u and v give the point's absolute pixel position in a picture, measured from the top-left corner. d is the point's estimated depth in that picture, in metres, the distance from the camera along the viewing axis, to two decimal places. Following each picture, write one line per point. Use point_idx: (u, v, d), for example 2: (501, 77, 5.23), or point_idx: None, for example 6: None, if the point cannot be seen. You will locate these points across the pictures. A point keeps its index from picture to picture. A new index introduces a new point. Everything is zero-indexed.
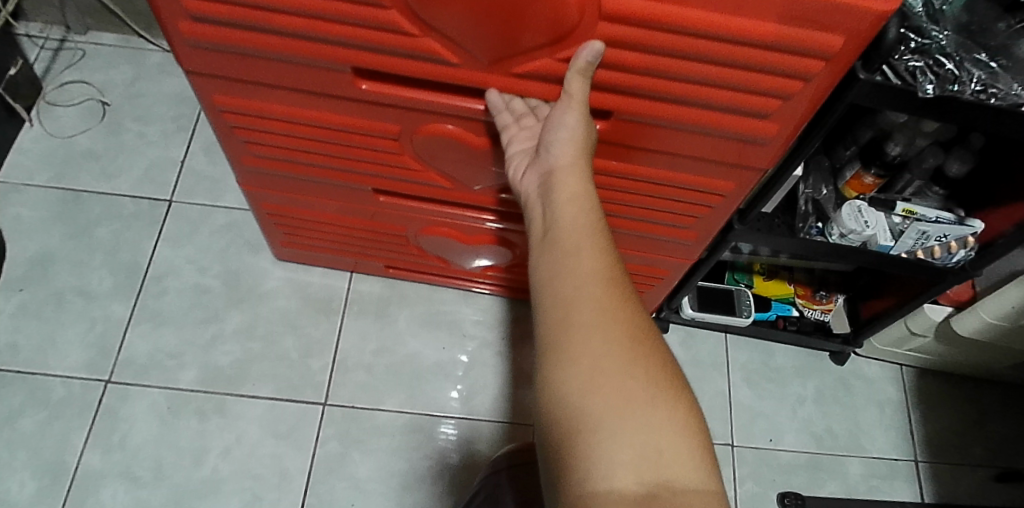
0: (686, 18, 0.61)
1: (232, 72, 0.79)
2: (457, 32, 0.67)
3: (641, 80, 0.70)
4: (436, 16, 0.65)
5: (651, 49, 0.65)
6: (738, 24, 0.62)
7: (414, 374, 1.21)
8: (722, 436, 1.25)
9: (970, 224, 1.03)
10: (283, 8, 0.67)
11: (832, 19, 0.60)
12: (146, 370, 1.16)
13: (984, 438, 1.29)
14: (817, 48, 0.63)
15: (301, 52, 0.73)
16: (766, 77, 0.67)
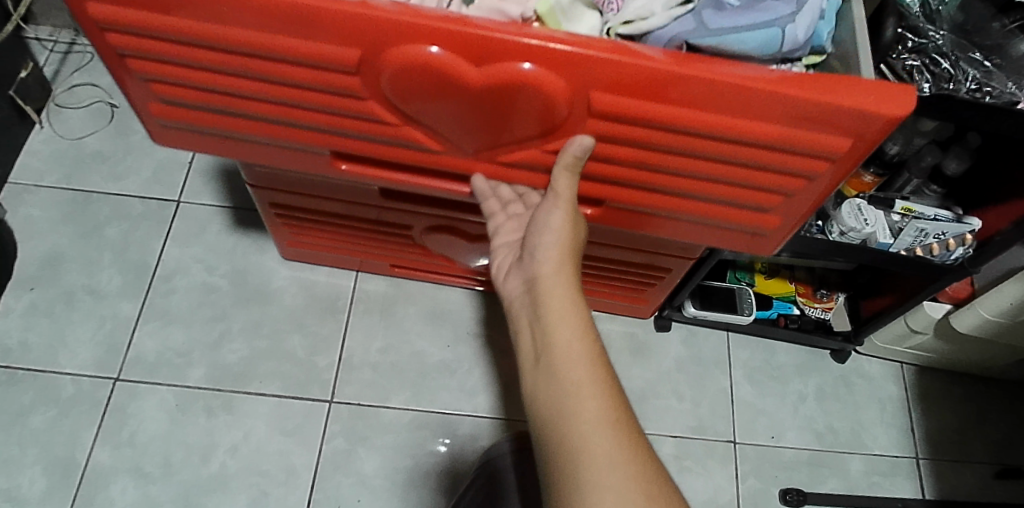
0: (677, 117, 0.65)
1: (213, 151, 0.85)
2: (441, 123, 0.72)
3: (629, 172, 0.75)
4: (420, 109, 0.70)
5: (648, 145, 0.70)
6: (739, 125, 0.65)
7: (419, 372, 1.22)
8: (725, 433, 1.26)
9: (969, 222, 1.05)
10: (268, 98, 0.72)
11: (842, 122, 0.63)
12: (155, 367, 1.18)
13: (984, 435, 1.31)
14: (824, 150, 0.66)
15: (284, 137, 0.79)
16: (764, 174, 0.71)
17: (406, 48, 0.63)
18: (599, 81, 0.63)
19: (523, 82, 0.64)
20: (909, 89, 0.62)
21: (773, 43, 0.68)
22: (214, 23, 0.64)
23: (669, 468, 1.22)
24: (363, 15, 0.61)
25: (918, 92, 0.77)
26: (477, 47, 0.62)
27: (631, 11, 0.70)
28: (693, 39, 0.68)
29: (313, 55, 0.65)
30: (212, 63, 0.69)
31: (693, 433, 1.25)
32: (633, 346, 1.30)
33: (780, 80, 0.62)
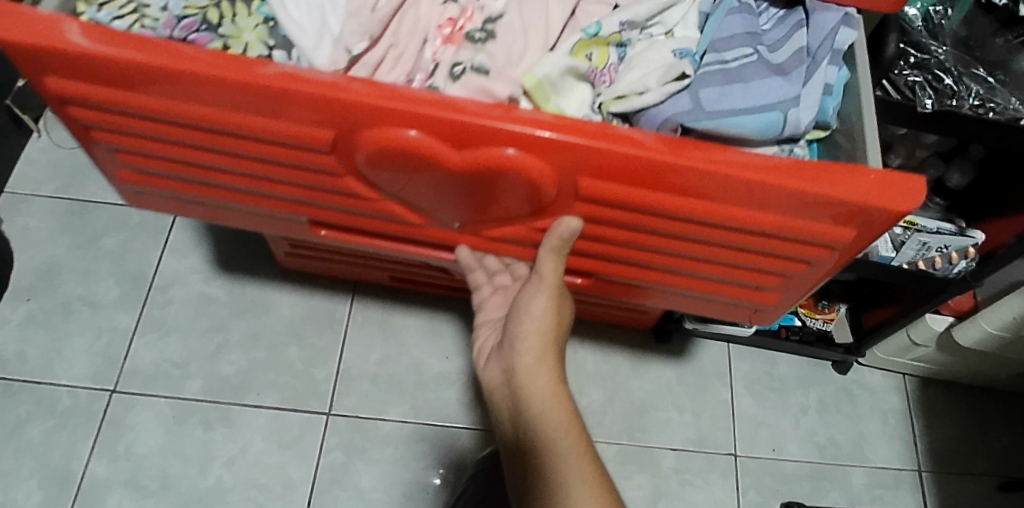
0: (669, 204, 0.65)
1: (187, 213, 0.86)
2: (427, 198, 0.72)
3: (619, 250, 0.75)
4: (405, 185, 0.70)
5: (638, 227, 0.70)
6: (734, 212, 0.65)
7: (417, 384, 1.21)
8: (726, 446, 1.25)
9: (971, 235, 1.03)
10: (249, 172, 0.73)
11: (846, 214, 0.63)
12: (152, 379, 1.17)
13: (987, 448, 1.30)
14: (825, 238, 0.66)
15: (262, 205, 0.79)
16: (758, 256, 0.72)
17: (385, 131, 0.62)
18: (583, 168, 0.63)
19: (505, 167, 0.63)
20: (919, 180, 0.61)
21: (775, 127, 0.69)
22: (190, 102, 0.64)
23: (669, 481, 1.21)
24: (339, 99, 0.60)
25: (920, 109, 0.76)
26: (456, 133, 0.61)
27: (624, 86, 0.71)
28: (689, 121, 0.68)
29: (294, 134, 0.65)
30: (192, 138, 0.69)
31: (694, 445, 1.24)
32: (634, 358, 1.29)
33: (773, 169, 0.61)
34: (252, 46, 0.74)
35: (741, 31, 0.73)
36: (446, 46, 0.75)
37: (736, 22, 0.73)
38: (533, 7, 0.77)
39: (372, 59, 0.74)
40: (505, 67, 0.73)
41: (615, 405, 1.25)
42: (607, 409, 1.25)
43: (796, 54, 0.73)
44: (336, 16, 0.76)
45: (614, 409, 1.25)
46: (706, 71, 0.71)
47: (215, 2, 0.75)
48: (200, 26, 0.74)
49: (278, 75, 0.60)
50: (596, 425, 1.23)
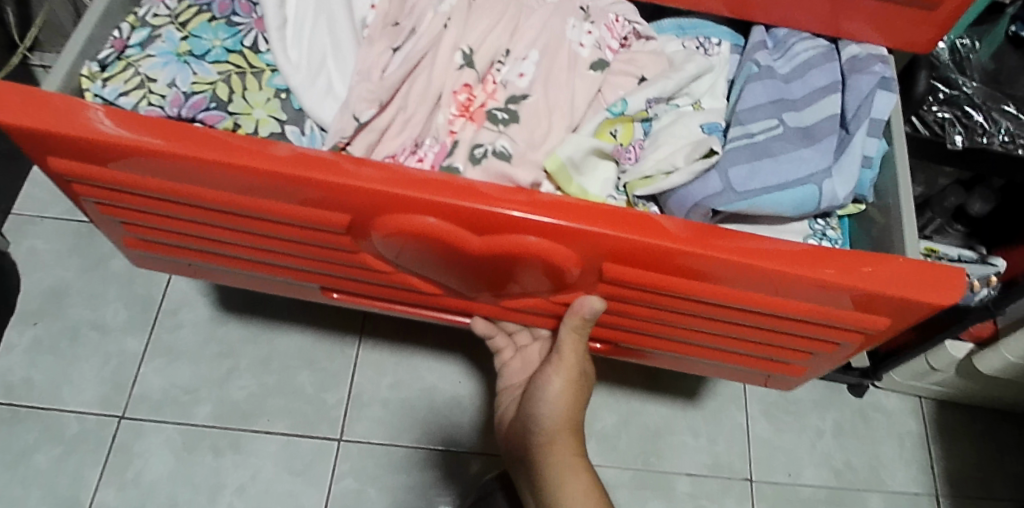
0: (697, 288, 0.63)
1: (190, 272, 0.86)
2: (446, 273, 0.71)
3: (639, 323, 0.74)
4: (423, 263, 0.69)
5: (662, 306, 0.69)
6: (762, 298, 0.63)
7: (430, 409, 1.20)
8: (742, 471, 1.23)
9: (993, 263, 1.02)
10: (259, 245, 0.72)
11: (880, 305, 0.61)
12: (161, 405, 1.15)
13: (1005, 472, 1.28)
14: (860, 323, 0.64)
15: (271, 271, 0.78)
16: (785, 335, 0.70)
17: (403, 216, 0.61)
18: (606, 254, 0.61)
19: (525, 251, 0.62)
20: (960, 271, 0.60)
21: (810, 201, 0.68)
22: (201, 184, 0.62)
23: None
24: (354, 185, 0.58)
25: (949, 146, 0.75)
26: (473, 221, 0.60)
27: (650, 166, 0.70)
28: (722, 204, 0.68)
29: (309, 214, 0.63)
30: (204, 214, 0.67)
31: (709, 470, 1.22)
32: (649, 379, 1.27)
33: (805, 257, 0.59)
34: (263, 122, 0.75)
35: (767, 100, 0.72)
36: (464, 120, 0.72)
37: (760, 91, 0.73)
38: (559, 85, 0.73)
39: (381, 124, 0.73)
40: (527, 150, 0.70)
41: (629, 429, 1.24)
42: (621, 433, 1.23)
43: (829, 121, 0.70)
44: (339, 72, 0.78)
45: (628, 433, 1.23)
46: (733, 147, 0.70)
47: (225, 77, 0.76)
48: (209, 104, 0.75)
49: (293, 157, 0.59)
50: (610, 450, 1.22)
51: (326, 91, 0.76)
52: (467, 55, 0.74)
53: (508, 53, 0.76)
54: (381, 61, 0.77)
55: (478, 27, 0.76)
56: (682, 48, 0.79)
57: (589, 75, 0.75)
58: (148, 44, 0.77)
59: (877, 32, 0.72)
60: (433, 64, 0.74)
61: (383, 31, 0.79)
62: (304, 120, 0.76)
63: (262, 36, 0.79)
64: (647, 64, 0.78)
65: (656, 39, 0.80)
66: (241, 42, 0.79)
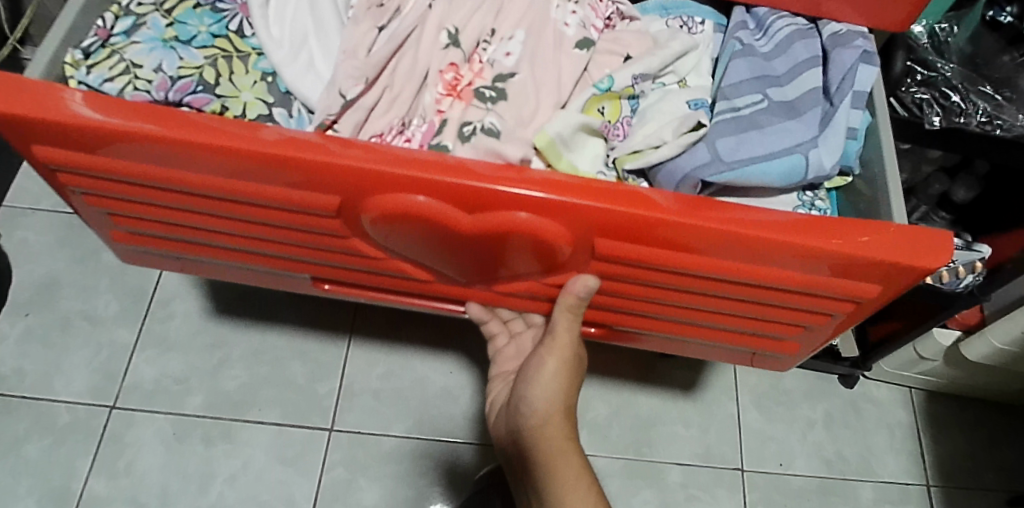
0: (686, 264, 0.64)
1: (179, 267, 0.86)
2: (438, 257, 0.71)
3: (630, 303, 0.75)
4: (415, 247, 0.70)
5: (653, 283, 0.69)
6: (751, 272, 0.64)
7: (421, 400, 1.20)
8: (733, 461, 1.23)
9: (979, 249, 1.00)
10: (250, 233, 0.73)
11: (868, 274, 0.62)
12: (152, 395, 1.16)
13: (996, 462, 1.28)
14: (851, 293, 0.65)
15: (263, 261, 0.79)
16: (776, 311, 0.71)
17: (395, 195, 0.62)
18: (595, 229, 0.62)
19: (516, 229, 0.63)
20: (945, 236, 0.60)
21: (796, 171, 0.69)
22: (191, 169, 0.63)
23: (676, 497, 1.20)
24: (345, 163, 0.59)
25: (927, 127, 0.76)
26: (464, 197, 0.61)
27: (638, 141, 0.72)
28: (711, 176, 0.69)
29: (301, 197, 0.64)
30: (195, 201, 0.68)
31: (701, 460, 1.23)
32: (640, 370, 1.28)
33: (791, 226, 0.60)
34: (251, 104, 0.77)
35: (750, 76, 0.74)
36: (452, 99, 0.73)
37: (743, 68, 0.74)
38: (545, 65, 0.74)
39: (367, 103, 0.74)
40: (515, 128, 0.70)
41: (621, 418, 1.24)
42: (613, 423, 1.24)
43: (811, 94, 0.72)
44: (326, 62, 0.79)
45: (620, 423, 1.24)
46: (721, 120, 0.72)
47: (212, 61, 0.78)
48: (197, 87, 0.76)
49: (283, 138, 0.60)
50: (602, 439, 1.22)
51: (313, 74, 0.78)
52: (452, 35, 0.75)
53: (493, 34, 0.76)
54: (366, 40, 0.77)
55: (462, 9, 0.77)
56: (666, 28, 0.80)
57: (575, 54, 0.75)
58: (133, 31, 0.78)
59: (855, 11, 0.73)
60: (419, 42, 0.76)
61: (369, 11, 0.79)
62: (292, 102, 0.79)
63: (247, 21, 0.82)
64: (631, 44, 0.78)
65: (640, 19, 0.82)
66: (227, 27, 0.81)
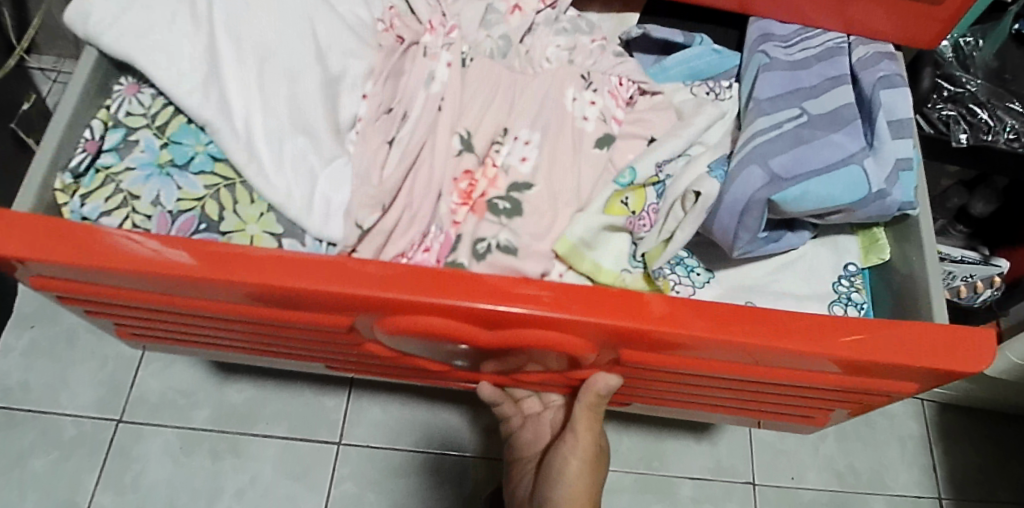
0: (712, 367, 0.59)
1: (185, 351, 0.82)
2: (465, 361, 0.64)
3: (655, 394, 0.69)
4: (429, 358, 0.63)
5: (679, 383, 0.64)
6: (782, 375, 0.59)
7: (430, 412, 1.14)
8: (743, 475, 1.19)
9: (997, 264, 0.99)
10: (252, 337, 0.66)
11: (914, 376, 0.56)
12: (159, 409, 1.11)
13: (1008, 474, 1.24)
14: (890, 391, 0.60)
15: (271, 353, 0.74)
16: (814, 402, 0.65)
17: (403, 318, 0.55)
18: (618, 341, 0.56)
19: (537, 343, 0.57)
20: (985, 333, 0.55)
21: (859, 182, 0.58)
22: (184, 294, 0.56)
23: None
24: (345, 292, 0.52)
25: (954, 144, 0.74)
26: (480, 318, 0.54)
27: (666, 231, 0.60)
28: (776, 194, 0.57)
29: (301, 316, 0.57)
30: (193, 318, 0.62)
31: (712, 474, 1.19)
32: None
33: (820, 329, 0.55)
34: (258, 240, 0.61)
35: (785, 91, 0.63)
36: (467, 213, 0.63)
37: (773, 80, 0.63)
38: (563, 171, 0.65)
39: (387, 227, 0.62)
40: (532, 242, 0.61)
41: (631, 432, 1.20)
42: (623, 438, 1.20)
43: (850, 107, 0.61)
44: (333, 186, 0.62)
45: (631, 436, 1.20)
46: (764, 140, 0.60)
47: (214, 191, 0.62)
48: (199, 224, 0.61)
49: (276, 262, 0.53)
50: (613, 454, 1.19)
51: (322, 203, 0.61)
52: (465, 139, 0.65)
53: (506, 133, 0.66)
54: (378, 160, 0.64)
55: (472, 107, 0.66)
56: (692, 97, 0.69)
57: (594, 155, 0.66)
58: (124, 152, 0.63)
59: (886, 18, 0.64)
60: (430, 154, 0.64)
61: (376, 123, 0.66)
62: (303, 232, 0.61)
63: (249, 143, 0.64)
64: (656, 124, 0.68)
65: (663, 92, 0.69)
66: None
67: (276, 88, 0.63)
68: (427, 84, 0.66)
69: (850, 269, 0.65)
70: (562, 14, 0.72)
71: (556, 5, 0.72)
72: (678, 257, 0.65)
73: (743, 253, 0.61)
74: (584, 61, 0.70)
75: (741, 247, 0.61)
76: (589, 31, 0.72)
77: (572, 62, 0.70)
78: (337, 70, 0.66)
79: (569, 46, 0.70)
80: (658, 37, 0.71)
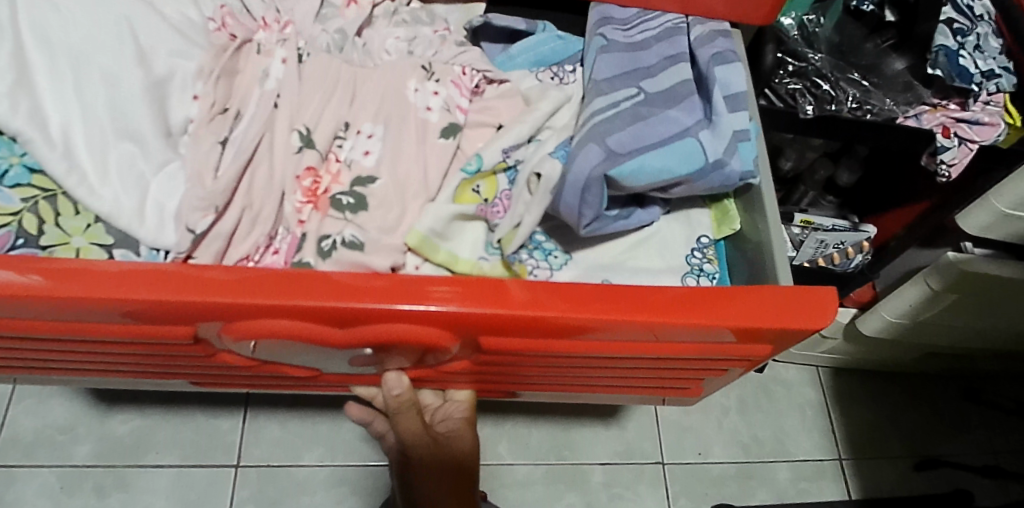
0: (573, 345, 0.59)
1: (38, 380, 0.76)
2: (326, 359, 0.61)
3: (532, 379, 0.69)
4: (290, 360, 0.61)
5: (545, 365, 0.64)
6: (645, 347, 0.60)
7: (333, 422, 1.07)
8: (652, 455, 1.13)
9: (865, 229, 0.98)
10: (99, 357, 0.63)
11: (767, 337, 0.58)
12: (35, 448, 1.00)
13: (904, 429, 1.19)
14: (749, 354, 0.61)
15: (128, 374, 0.70)
16: (682, 371, 0.66)
17: (256, 321, 0.53)
18: (480, 329, 0.56)
19: (395, 336, 0.56)
20: (830, 291, 0.57)
21: (694, 154, 0.60)
22: (18, 316, 0.53)
23: (600, 499, 1.09)
24: (184, 300, 0.50)
25: (801, 116, 0.77)
26: (330, 316, 0.53)
27: (515, 215, 0.62)
28: (613, 170, 0.58)
29: (143, 328, 0.55)
30: (33, 341, 0.58)
31: (623, 458, 1.12)
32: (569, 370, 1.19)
33: (675, 302, 0.56)
34: (86, 251, 0.60)
35: (623, 72, 0.65)
36: (311, 210, 0.63)
37: (612, 62, 0.65)
38: (408, 160, 0.65)
39: (225, 229, 0.61)
40: (382, 235, 0.61)
41: (540, 424, 1.12)
42: (533, 430, 1.12)
43: (685, 84, 0.64)
44: (165, 192, 0.63)
45: (540, 429, 1.12)
46: (603, 118, 0.61)
47: (33, 205, 0.60)
48: (16, 240, 0.58)
49: (109, 276, 0.50)
50: (522, 448, 1.11)
51: (155, 211, 0.61)
52: (305, 136, 0.65)
53: (348, 127, 0.66)
54: (212, 159, 0.63)
55: (312, 102, 0.66)
56: (538, 83, 0.70)
57: (440, 144, 0.66)
58: None
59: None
60: (270, 151, 0.64)
61: (210, 123, 0.65)
62: (137, 242, 0.61)
63: None
64: (502, 112, 0.69)
65: (510, 80, 0.70)
66: None
67: (94, 93, 0.63)
68: (262, 81, 0.67)
69: (703, 240, 0.68)
70: (403, 6, 0.75)
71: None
72: (538, 242, 0.66)
73: (590, 231, 0.62)
74: (423, 51, 0.71)
75: (587, 225, 0.61)
76: (430, 22, 0.74)
77: (411, 53, 0.71)
78: (164, 71, 0.66)
79: (409, 37, 0.72)
80: (501, 25, 0.72)
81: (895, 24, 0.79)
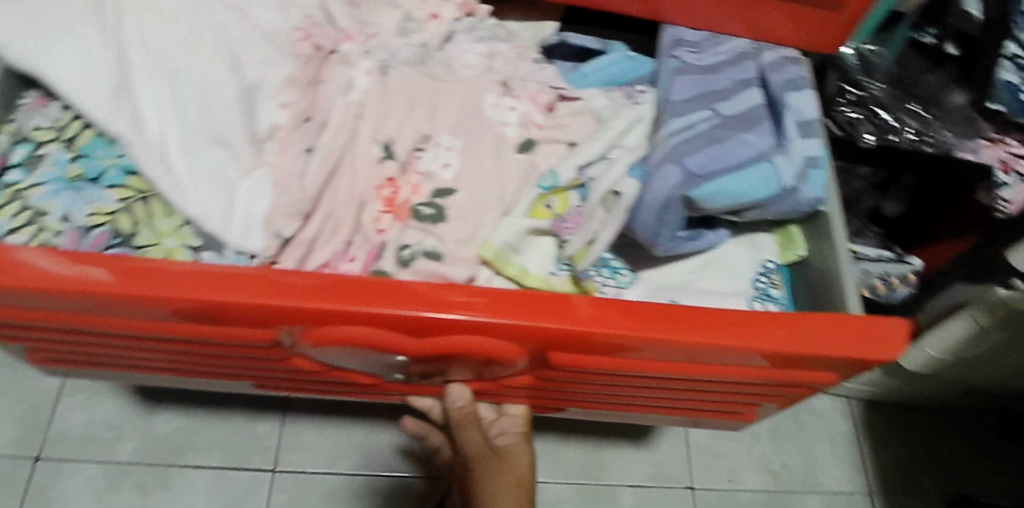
0: (640, 364, 0.60)
1: (105, 375, 0.78)
2: (395, 368, 0.62)
3: (591, 396, 0.70)
4: (359, 367, 0.62)
5: (608, 382, 0.64)
6: (711, 369, 0.60)
7: (367, 432, 1.07)
8: (684, 479, 1.13)
9: (910, 261, 0.96)
10: (175, 356, 0.64)
11: (833, 365, 0.58)
12: (82, 443, 1.02)
13: (938, 466, 1.17)
14: (811, 381, 0.61)
15: (198, 374, 0.72)
16: (741, 394, 0.66)
17: (335, 327, 0.54)
18: (552, 344, 0.57)
19: (467, 348, 0.57)
20: (898, 322, 0.57)
21: (768, 177, 0.61)
22: (108, 314, 0.55)
23: None
24: (270, 304, 0.51)
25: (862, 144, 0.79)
26: (407, 325, 0.54)
27: (588, 232, 0.63)
28: (692, 191, 0.60)
29: (225, 329, 0.56)
30: (117, 338, 0.60)
31: (654, 481, 1.12)
32: None
33: (746, 325, 0.56)
34: (175, 253, 0.62)
35: (699, 93, 0.66)
36: (390, 219, 0.64)
37: (688, 84, 0.67)
38: (484, 174, 0.66)
39: (309, 236, 0.63)
40: (459, 247, 0.63)
41: (570, 443, 1.12)
42: (563, 448, 1.12)
43: (759, 108, 0.65)
44: (251, 198, 0.64)
45: (572, 447, 1.12)
46: (681, 138, 0.63)
47: (128, 205, 0.64)
48: (111, 239, 0.62)
49: (200, 277, 0.52)
50: (554, 466, 1.11)
51: (242, 217, 0.63)
52: (386, 146, 0.66)
53: (427, 139, 0.67)
54: (295, 167, 0.65)
55: (393, 115, 0.68)
56: (610, 101, 0.71)
57: (516, 158, 0.67)
58: (31, 168, 0.64)
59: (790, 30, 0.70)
60: (353, 160, 0.66)
61: (295, 130, 0.67)
62: (224, 244, 0.63)
63: None
64: (573, 128, 0.70)
65: (582, 98, 0.72)
66: None
67: (189, 96, 0.65)
68: (345, 92, 0.68)
69: (769, 265, 0.69)
70: (480, 22, 0.77)
71: (474, 14, 0.77)
72: (605, 261, 0.68)
73: (665, 251, 0.65)
74: (503, 66, 0.73)
75: (663, 243, 0.64)
76: (506, 39, 0.76)
77: (492, 67, 0.73)
78: (254, 79, 0.68)
79: (488, 52, 0.74)
80: (576, 43, 0.77)
81: (958, 58, 0.78)
